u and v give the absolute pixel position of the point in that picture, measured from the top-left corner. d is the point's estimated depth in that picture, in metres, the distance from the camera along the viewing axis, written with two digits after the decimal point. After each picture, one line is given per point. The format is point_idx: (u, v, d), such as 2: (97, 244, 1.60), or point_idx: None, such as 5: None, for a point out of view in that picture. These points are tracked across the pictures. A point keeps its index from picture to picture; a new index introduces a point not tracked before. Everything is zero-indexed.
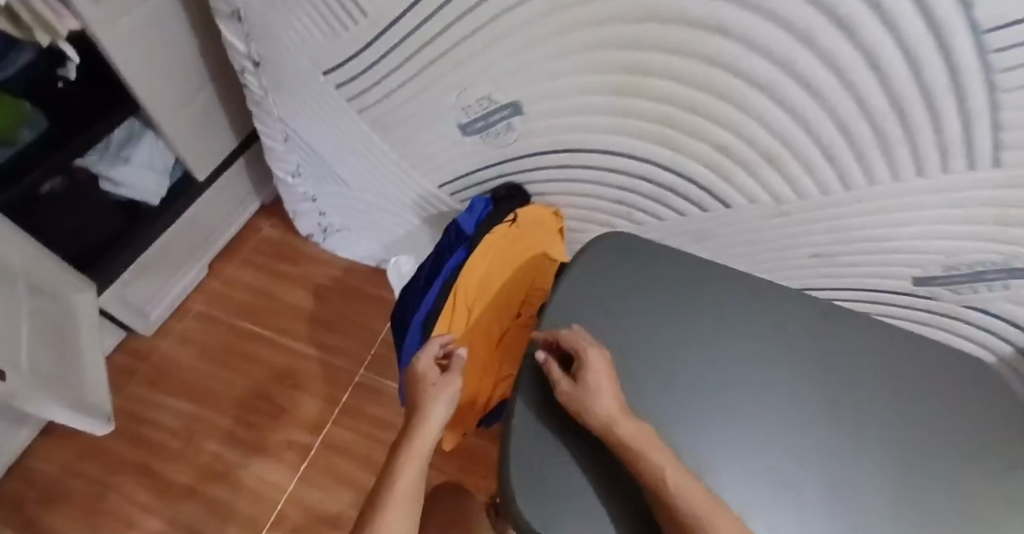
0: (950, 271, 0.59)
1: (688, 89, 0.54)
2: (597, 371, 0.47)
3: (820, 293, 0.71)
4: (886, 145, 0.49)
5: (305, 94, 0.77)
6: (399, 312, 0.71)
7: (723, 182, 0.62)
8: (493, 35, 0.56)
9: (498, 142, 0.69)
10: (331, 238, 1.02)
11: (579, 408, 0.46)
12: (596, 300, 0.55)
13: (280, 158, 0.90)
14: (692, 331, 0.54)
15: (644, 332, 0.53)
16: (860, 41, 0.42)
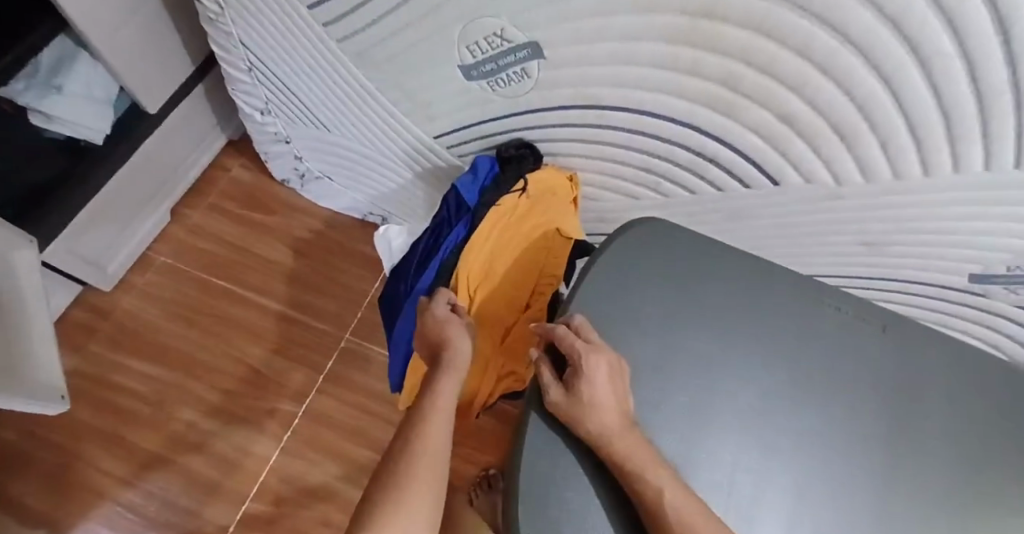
0: (1014, 270, 0.51)
1: (759, 43, 0.41)
2: (598, 378, 0.38)
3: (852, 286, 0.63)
4: (1014, 134, 0.38)
5: (270, 16, 0.62)
6: (389, 288, 0.62)
7: (781, 158, 0.51)
8: None
9: (508, 92, 0.57)
10: (309, 186, 0.89)
11: (572, 420, 0.38)
12: (631, 307, 0.45)
13: (246, 91, 0.76)
14: None
15: (690, 351, 0.43)
16: None
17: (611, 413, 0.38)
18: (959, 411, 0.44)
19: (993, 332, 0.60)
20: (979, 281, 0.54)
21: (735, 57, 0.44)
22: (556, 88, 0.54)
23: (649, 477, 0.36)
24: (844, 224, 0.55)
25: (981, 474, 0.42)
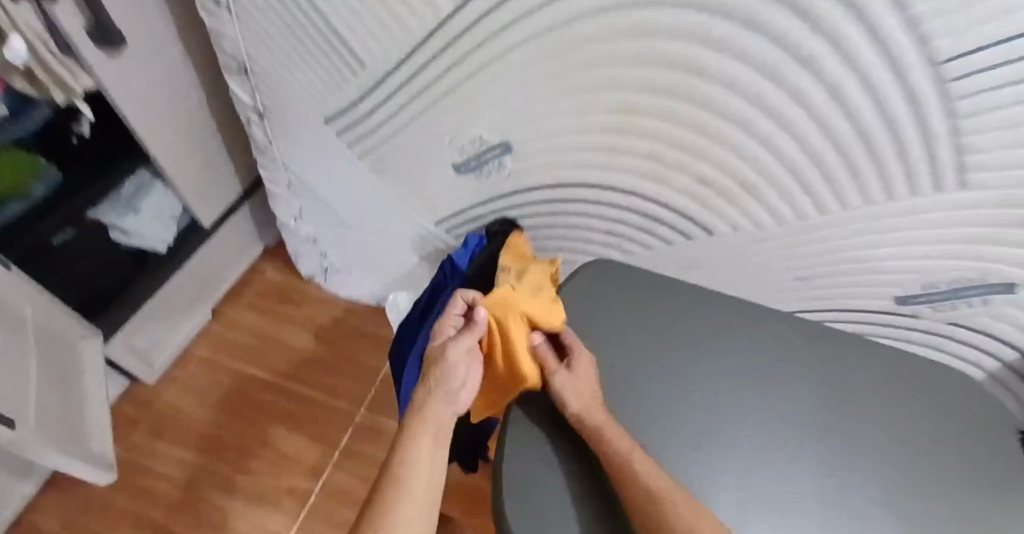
0: (929, 290, 0.63)
1: (671, 126, 0.58)
2: (584, 365, 0.52)
3: (818, 317, 0.73)
4: (849, 165, 0.53)
5: (307, 141, 0.81)
6: (397, 343, 0.73)
7: (705, 211, 0.65)
8: (484, 80, 0.60)
9: (489, 181, 0.73)
10: (332, 280, 1.04)
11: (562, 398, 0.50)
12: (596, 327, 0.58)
13: (284, 203, 0.93)
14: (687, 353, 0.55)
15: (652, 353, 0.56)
16: (824, 75, 0.46)
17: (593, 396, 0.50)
18: None
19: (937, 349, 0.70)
20: (906, 303, 0.66)
21: (656, 139, 0.60)
22: (527, 175, 0.70)
23: (620, 441, 0.47)
24: (772, 261, 0.67)
25: None
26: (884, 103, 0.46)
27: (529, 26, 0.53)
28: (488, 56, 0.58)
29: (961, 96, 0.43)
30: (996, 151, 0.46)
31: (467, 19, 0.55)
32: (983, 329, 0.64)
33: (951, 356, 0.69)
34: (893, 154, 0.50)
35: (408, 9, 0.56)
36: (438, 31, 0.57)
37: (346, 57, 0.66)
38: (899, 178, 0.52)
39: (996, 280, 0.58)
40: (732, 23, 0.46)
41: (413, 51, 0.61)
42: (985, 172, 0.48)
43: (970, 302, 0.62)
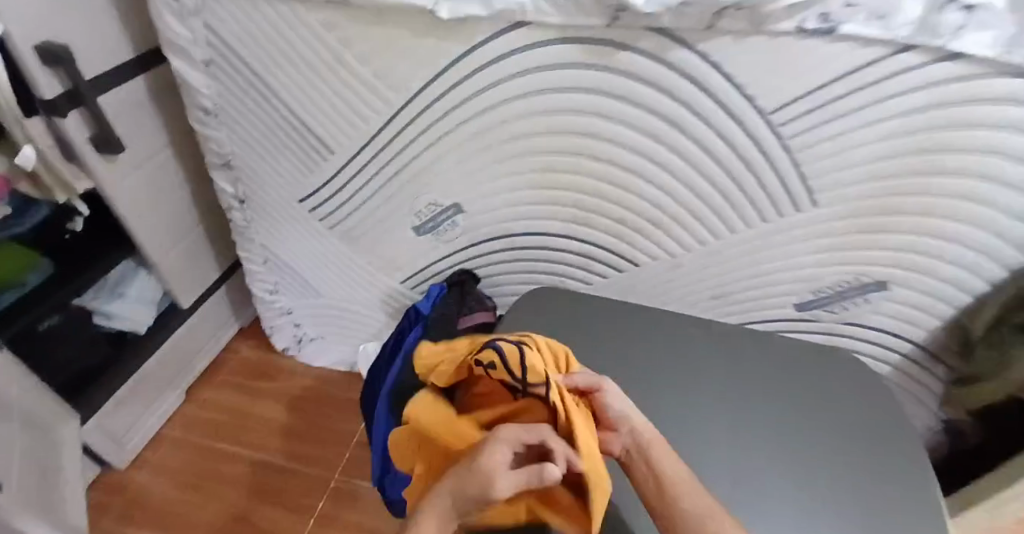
0: (819, 294, 0.76)
1: (584, 180, 0.71)
2: (619, 397, 0.43)
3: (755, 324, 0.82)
4: (723, 192, 0.67)
5: (280, 220, 0.91)
6: (370, 380, 0.80)
7: (627, 246, 0.77)
8: (434, 155, 0.72)
9: (445, 238, 0.84)
10: (306, 349, 1.12)
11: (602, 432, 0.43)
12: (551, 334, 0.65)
13: (259, 279, 1.03)
14: None
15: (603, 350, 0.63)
16: (688, 126, 0.61)
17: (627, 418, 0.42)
18: None
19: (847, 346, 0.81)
20: (806, 308, 0.78)
21: (578, 190, 0.72)
22: (476, 230, 0.82)
23: (665, 462, 0.41)
24: (688, 282, 0.79)
25: None
26: (735, 142, 0.61)
27: (469, 109, 0.65)
28: (431, 140, 0.70)
29: (789, 135, 0.59)
30: (825, 176, 0.62)
31: (418, 106, 0.66)
32: (868, 325, 0.78)
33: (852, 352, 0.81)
34: (752, 184, 0.65)
35: (368, 104, 0.68)
36: (394, 117, 0.68)
37: (316, 147, 0.77)
38: (769, 203, 0.67)
39: (867, 279, 0.72)
40: (613, 97, 0.61)
41: (373, 137, 0.72)
42: (826, 194, 0.64)
43: (854, 302, 0.75)
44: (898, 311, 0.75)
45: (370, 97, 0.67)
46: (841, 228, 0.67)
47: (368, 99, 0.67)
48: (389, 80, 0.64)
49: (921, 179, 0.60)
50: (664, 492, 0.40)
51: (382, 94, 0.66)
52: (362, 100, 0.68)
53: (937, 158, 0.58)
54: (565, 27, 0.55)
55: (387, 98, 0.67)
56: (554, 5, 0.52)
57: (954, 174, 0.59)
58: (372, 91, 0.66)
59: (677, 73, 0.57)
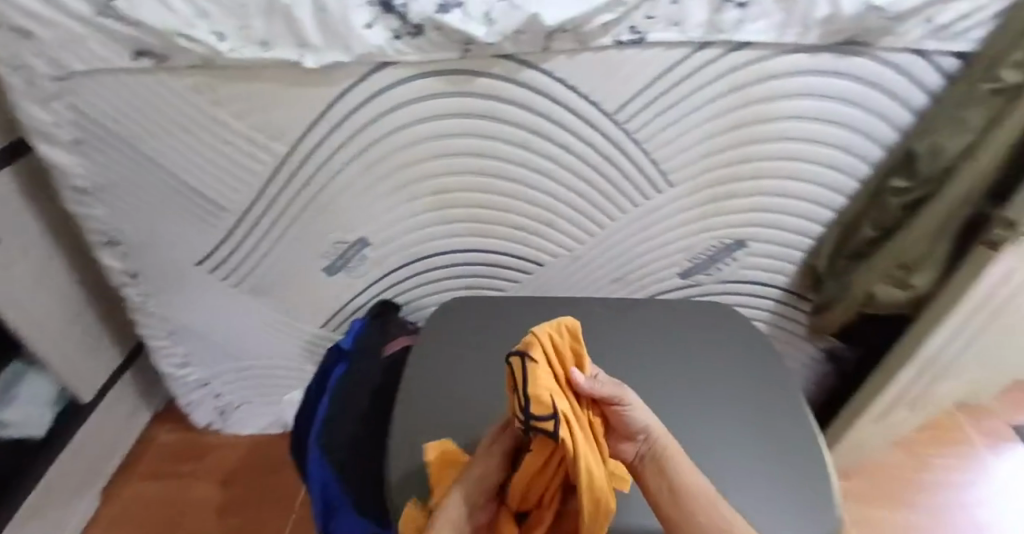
0: (697, 260, 0.86)
1: (475, 196, 0.77)
2: (638, 407, 0.47)
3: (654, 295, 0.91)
4: (593, 186, 0.76)
5: (182, 288, 0.89)
6: (299, 426, 0.81)
7: (527, 248, 0.84)
8: (328, 196, 0.74)
9: (357, 274, 0.86)
10: (230, 418, 1.14)
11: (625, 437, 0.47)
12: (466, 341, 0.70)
13: (167, 355, 1.00)
14: None
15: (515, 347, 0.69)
16: (551, 134, 0.70)
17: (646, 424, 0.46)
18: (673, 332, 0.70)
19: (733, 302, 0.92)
20: (692, 274, 0.88)
21: (473, 206, 0.78)
22: (386, 260, 0.85)
23: (678, 467, 0.46)
24: (588, 272, 0.87)
25: (697, 363, 0.67)
26: (591, 141, 0.71)
27: (354, 147, 0.69)
28: (325, 178, 0.72)
29: (636, 131, 0.70)
30: (673, 158, 0.73)
31: (304, 151, 0.69)
32: (742, 279, 0.89)
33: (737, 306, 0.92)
34: (617, 174, 0.75)
35: (253, 157, 0.70)
36: (282, 165, 0.70)
37: (207, 207, 0.76)
38: (635, 188, 0.76)
39: (730, 240, 0.83)
40: (483, 118, 0.68)
41: (264, 188, 0.73)
42: (678, 173, 0.75)
43: (728, 260, 0.86)
44: (764, 263, 0.87)
45: (254, 151, 0.69)
46: (697, 200, 0.78)
47: (253, 152, 0.69)
48: (269, 131, 0.67)
49: (753, 148, 0.73)
50: (675, 494, 0.45)
51: (266, 146, 0.68)
52: (246, 154, 0.69)
53: (757, 128, 0.71)
54: (428, 62, 0.61)
55: (272, 149, 0.69)
56: (413, 44, 0.58)
57: (779, 140, 0.72)
58: (256, 144, 0.68)
59: (532, 90, 0.65)
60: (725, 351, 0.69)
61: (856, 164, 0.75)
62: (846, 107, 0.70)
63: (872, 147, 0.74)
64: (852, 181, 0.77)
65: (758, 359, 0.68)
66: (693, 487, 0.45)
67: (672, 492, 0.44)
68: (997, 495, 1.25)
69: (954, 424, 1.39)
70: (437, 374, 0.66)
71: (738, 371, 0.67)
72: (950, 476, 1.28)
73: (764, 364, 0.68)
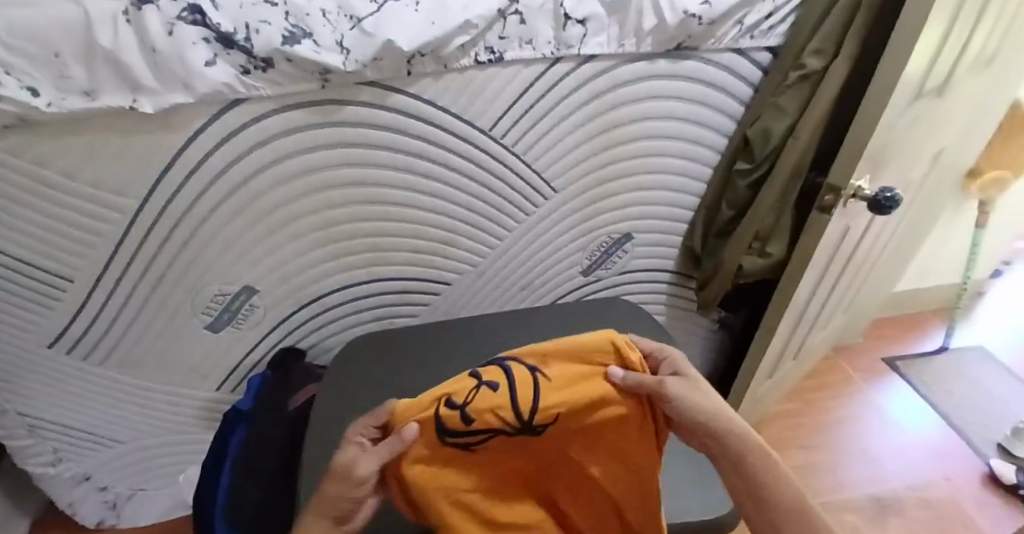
0: (592, 257, 0.90)
1: (363, 226, 0.74)
2: (711, 408, 0.39)
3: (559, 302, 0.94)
4: (480, 201, 0.77)
5: (39, 374, 0.78)
6: (200, 503, 0.73)
7: (427, 271, 0.82)
8: (196, 247, 0.69)
9: (246, 326, 0.81)
10: (124, 510, 1.01)
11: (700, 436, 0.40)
12: (376, 380, 0.68)
13: (31, 455, 0.87)
14: (451, 368, 0.69)
15: (428, 378, 0.68)
16: (430, 155, 0.70)
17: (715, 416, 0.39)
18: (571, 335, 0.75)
19: (633, 292, 0.97)
20: (591, 272, 0.92)
21: (361, 238, 0.76)
22: (276, 307, 0.80)
23: (761, 464, 0.39)
24: (492, 287, 0.88)
25: None
26: (470, 158, 0.72)
27: (216, 192, 0.65)
28: (193, 227, 0.67)
29: (512, 144, 0.73)
30: (550, 166, 0.76)
31: (160, 203, 0.64)
32: (637, 270, 0.94)
33: (636, 295, 0.97)
34: (500, 186, 0.76)
35: (98, 217, 0.63)
36: (135, 221, 0.64)
37: (50, 279, 0.68)
38: (522, 198, 0.78)
39: (617, 235, 0.88)
40: (355, 147, 0.66)
41: (117, 249, 0.67)
42: (557, 180, 0.78)
43: (619, 254, 0.91)
44: (652, 252, 0.93)
45: (98, 210, 0.62)
46: (580, 201, 0.82)
47: (97, 212, 0.63)
48: (113, 186, 0.61)
49: (617, 150, 0.78)
50: (761, 492, 0.39)
51: (112, 203, 0.62)
52: (89, 214, 0.63)
53: (617, 131, 0.76)
54: (284, 96, 0.59)
55: (120, 206, 0.63)
56: (263, 79, 0.56)
57: (636, 140, 0.79)
58: (99, 203, 0.62)
59: (401, 115, 0.65)
60: None
61: (707, 153, 0.84)
62: (690, 105, 0.78)
63: (717, 137, 0.83)
64: (706, 169, 0.86)
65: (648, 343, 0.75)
66: (776, 483, 0.39)
67: (759, 493, 0.39)
68: (876, 423, 1.43)
69: (834, 367, 1.56)
70: (331, 428, 0.63)
71: None
72: (838, 415, 1.44)
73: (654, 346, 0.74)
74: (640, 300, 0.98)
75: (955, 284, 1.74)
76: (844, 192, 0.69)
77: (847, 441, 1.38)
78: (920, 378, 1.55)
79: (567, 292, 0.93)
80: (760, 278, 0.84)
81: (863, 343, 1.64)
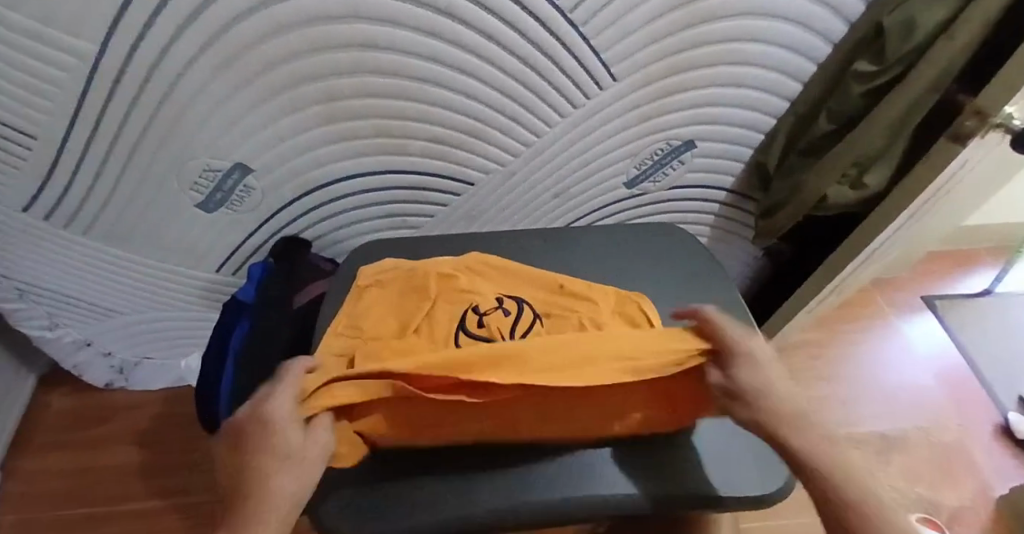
0: (642, 166, 0.77)
1: (377, 101, 0.61)
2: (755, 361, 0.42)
3: (598, 213, 0.82)
4: (521, 84, 0.63)
5: (17, 238, 0.70)
6: (202, 384, 0.69)
7: (453, 165, 0.71)
8: (176, 108, 0.57)
9: (244, 209, 0.72)
10: (132, 376, 1.00)
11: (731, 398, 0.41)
12: None
13: (27, 318, 0.83)
14: None
15: None
16: (467, 16, 0.55)
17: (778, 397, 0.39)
18: (613, 257, 0.64)
19: (682, 208, 0.85)
20: (636, 183, 0.79)
21: (376, 116, 0.63)
22: (276, 189, 0.70)
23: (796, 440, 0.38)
24: (525, 190, 0.76)
25: (647, 290, 0.62)
26: (516, 24, 0.57)
27: (192, 41, 0.51)
28: (166, 85, 0.54)
29: (569, 9, 0.56)
30: (618, 44, 0.61)
31: (124, 51, 0.50)
32: (690, 185, 0.81)
33: (683, 212, 0.85)
34: (551, 66, 0.62)
35: (50, 62, 0.51)
36: (98, 71, 0.52)
37: (11, 136, 0.58)
38: (574, 86, 0.64)
39: (678, 141, 0.74)
40: None
41: (82, 106, 0.55)
42: (621, 64, 0.63)
43: (672, 166, 0.78)
44: (714, 165, 0.79)
45: (48, 53, 0.50)
46: (644, 96, 0.67)
47: (47, 54, 0.50)
48: (62, 22, 0.47)
49: (702, 30, 0.62)
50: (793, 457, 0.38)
51: (62, 45, 0.49)
52: (38, 58, 0.50)
53: (706, 3, 0.59)
54: None
55: (73, 48, 0.49)
56: None
57: (729, 18, 0.62)
58: (48, 43, 0.49)
59: None
60: (668, 268, 0.64)
61: (813, 44, 0.67)
62: None
63: (834, 24, 0.66)
64: (810, 66, 0.70)
65: (703, 269, 0.64)
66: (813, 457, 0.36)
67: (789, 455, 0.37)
68: (902, 360, 1.37)
69: (867, 299, 1.48)
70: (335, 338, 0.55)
71: (684, 290, 0.62)
72: (866, 349, 1.38)
73: (715, 273, 0.64)
74: (686, 218, 0.87)
75: None
76: (991, 120, 0.54)
77: (866, 375, 1.33)
78: (958, 319, 1.46)
79: (609, 203, 0.81)
80: (845, 210, 0.71)
81: (905, 276, 1.53)
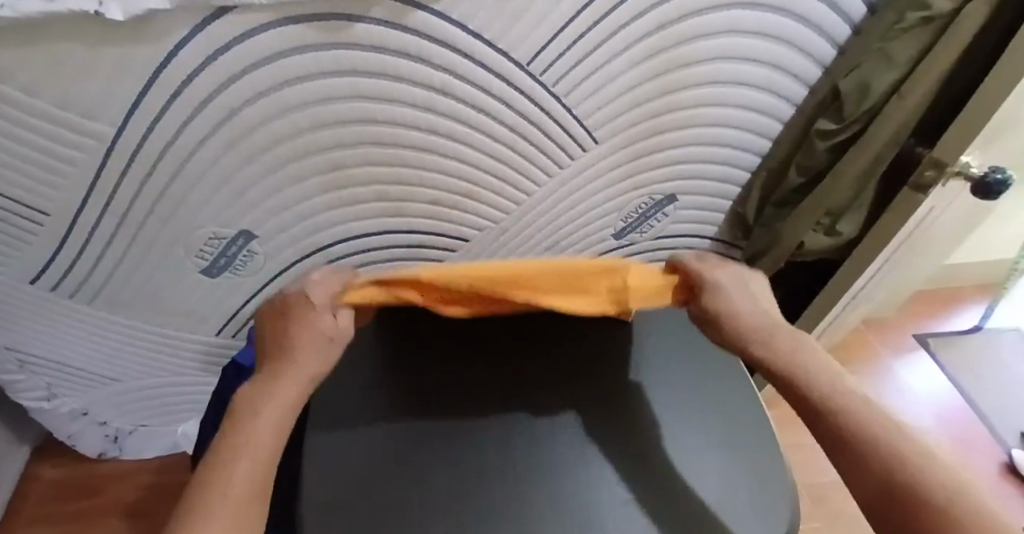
0: (629, 219, 0.80)
1: (375, 170, 0.65)
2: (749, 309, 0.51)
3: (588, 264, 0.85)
4: (509, 148, 0.67)
5: (23, 309, 0.72)
6: (200, 448, 0.70)
7: (447, 224, 0.74)
8: (186, 182, 0.60)
9: (245, 273, 0.74)
10: (126, 444, 0.99)
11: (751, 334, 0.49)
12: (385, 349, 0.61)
13: (25, 389, 0.83)
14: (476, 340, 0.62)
15: None
16: (459, 93, 0.60)
17: (758, 311, 0.51)
18: None
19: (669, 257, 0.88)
20: (624, 235, 0.83)
21: (374, 183, 0.67)
22: (278, 253, 0.73)
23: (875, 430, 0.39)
24: (517, 246, 0.79)
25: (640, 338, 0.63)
26: (505, 98, 0.62)
27: (204, 122, 0.55)
28: (178, 161, 0.58)
29: (551, 83, 0.61)
30: (599, 112, 0.66)
31: (140, 132, 0.54)
32: (676, 235, 0.85)
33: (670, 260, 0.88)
34: (537, 132, 0.66)
35: (70, 144, 0.54)
36: (115, 152, 0.55)
37: (26, 213, 0.60)
38: (560, 150, 0.68)
39: (660, 196, 0.78)
40: (369, 77, 0.56)
41: (96, 182, 0.58)
42: (604, 128, 0.68)
43: (657, 218, 0.82)
44: (694, 216, 0.83)
45: (68, 136, 0.53)
46: (625, 157, 0.72)
47: (67, 137, 0.53)
48: (84, 110, 0.51)
49: (676, 96, 0.67)
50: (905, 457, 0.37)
51: (83, 128, 0.53)
52: (57, 141, 0.54)
53: (679, 74, 0.65)
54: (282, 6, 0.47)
55: (92, 131, 0.53)
56: None
57: (700, 87, 0.67)
58: (69, 127, 0.53)
59: (424, 38, 0.54)
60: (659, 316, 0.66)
61: (780, 105, 0.73)
62: (770, 43, 0.66)
63: (798, 87, 0.71)
64: (779, 124, 0.75)
65: None
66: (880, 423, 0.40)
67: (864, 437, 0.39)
68: (899, 399, 1.37)
69: (860, 339, 1.49)
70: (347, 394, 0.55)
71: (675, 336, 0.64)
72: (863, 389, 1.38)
73: None
74: None
75: (1007, 259, 1.61)
76: (949, 170, 0.59)
77: None
78: (952, 356, 1.47)
79: (598, 254, 0.85)
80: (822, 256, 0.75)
81: (896, 315, 1.56)
